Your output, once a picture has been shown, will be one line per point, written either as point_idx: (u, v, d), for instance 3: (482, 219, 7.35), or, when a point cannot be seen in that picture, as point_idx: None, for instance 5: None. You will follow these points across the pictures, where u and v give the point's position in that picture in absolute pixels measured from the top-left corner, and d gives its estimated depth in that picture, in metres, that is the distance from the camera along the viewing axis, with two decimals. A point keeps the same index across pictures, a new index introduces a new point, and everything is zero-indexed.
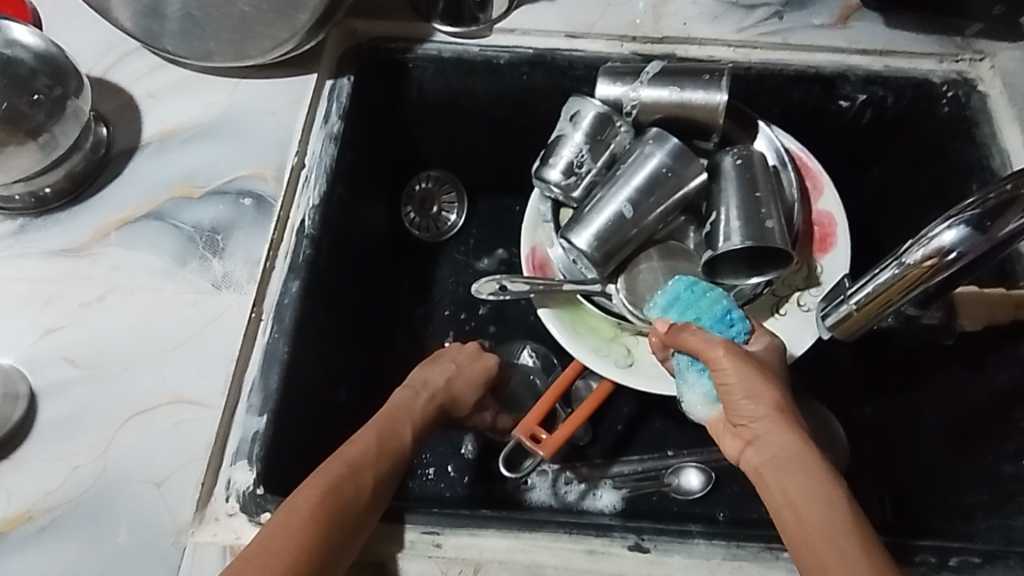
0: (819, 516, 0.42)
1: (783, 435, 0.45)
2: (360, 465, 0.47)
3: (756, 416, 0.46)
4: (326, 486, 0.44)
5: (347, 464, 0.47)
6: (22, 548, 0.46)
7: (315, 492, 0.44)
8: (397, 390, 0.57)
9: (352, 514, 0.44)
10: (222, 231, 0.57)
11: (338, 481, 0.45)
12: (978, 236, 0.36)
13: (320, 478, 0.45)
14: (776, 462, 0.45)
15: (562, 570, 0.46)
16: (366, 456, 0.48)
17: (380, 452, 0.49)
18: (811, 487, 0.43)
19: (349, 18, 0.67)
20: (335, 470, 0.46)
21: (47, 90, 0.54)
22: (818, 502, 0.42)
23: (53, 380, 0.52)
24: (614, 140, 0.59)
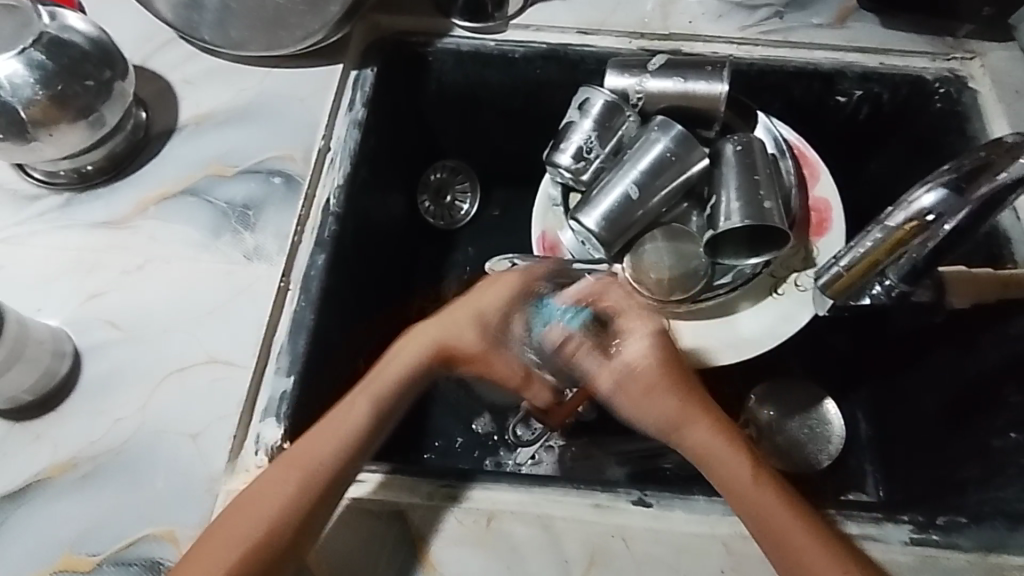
0: (763, 496, 0.47)
1: (698, 427, 0.50)
2: (287, 485, 0.45)
3: (674, 406, 0.51)
4: (258, 518, 0.44)
5: (280, 486, 0.45)
6: (67, 492, 0.50)
7: (243, 525, 0.44)
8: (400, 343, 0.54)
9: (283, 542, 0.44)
10: (253, 207, 0.61)
11: (265, 514, 0.44)
12: (952, 198, 0.44)
13: (254, 504, 0.45)
14: (709, 447, 0.49)
15: (571, 522, 0.49)
16: (297, 471, 0.46)
17: (316, 456, 0.47)
18: (745, 466, 0.48)
19: (373, 14, 0.71)
20: (262, 499, 0.45)
21: (97, 73, 0.57)
22: (756, 485, 0.47)
23: (95, 340, 0.55)
24: (623, 127, 0.63)
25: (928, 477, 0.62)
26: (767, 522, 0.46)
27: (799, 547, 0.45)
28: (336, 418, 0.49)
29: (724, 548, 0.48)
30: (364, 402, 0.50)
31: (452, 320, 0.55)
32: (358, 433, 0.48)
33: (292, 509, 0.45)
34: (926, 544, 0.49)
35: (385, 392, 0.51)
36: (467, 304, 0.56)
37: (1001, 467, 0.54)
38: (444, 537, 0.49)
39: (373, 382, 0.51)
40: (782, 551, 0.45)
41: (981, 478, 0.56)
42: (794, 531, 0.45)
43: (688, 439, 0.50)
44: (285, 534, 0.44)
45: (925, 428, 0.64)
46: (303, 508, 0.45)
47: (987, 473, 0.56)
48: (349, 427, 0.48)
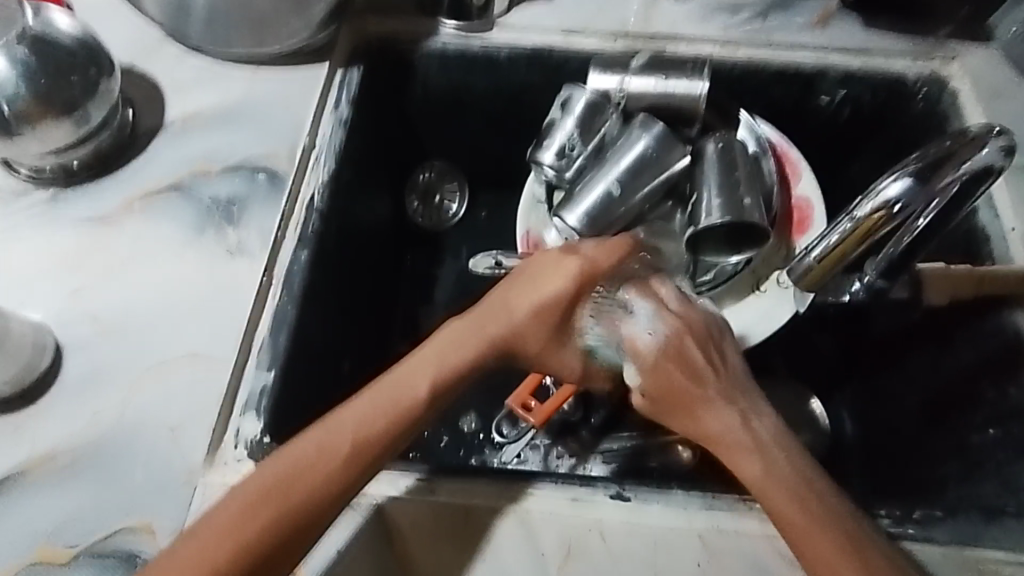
0: (783, 482, 0.46)
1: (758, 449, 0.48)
2: (317, 451, 0.44)
3: (686, 391, 0.50)
4: (268, 477, 0.43)
5: (305, 449, 0.44)
6: (46, 485, 0.50)
7: (256, 483, 0.43)
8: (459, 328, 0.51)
9: (290, 516, 0.42)
10: (237, 204, 0.61)
11: (283, 473, 0.43)
12: (918, 188, 0.45)
13: (263, 470, 0.43)
14: (727, 433, 0.48)
15: (548, 515, 0.49)
16: (334, 433, 0.45)
17: (362, 430, 0.45)
18: (759, 459, 0.47)
19: (360, 15, 0.71)
20: (270, 466, 0.44)
21: (83, 70, 0.58)
22: (776, 470, 0.46)
23: (78, 335, 0.56)
24: (605, 126, 0.64)
25: (910, 475, 0.62)
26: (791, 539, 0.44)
27: (818, 531, 0.43)
28: (385, 394, 0.47)
29: (701, 542, 0.48)
30: (422, 379, 0.48)
31: (518, 294, 0.53)
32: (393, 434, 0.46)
33: (317, 479, 0.44)
34: (903, 539, 0.49)
35: (431, 369, 0.49)
36: (506, 290, 0.53)
37: (979, 462, 0.55)
38: (421, 531, 0.49)
39: (439, 357, 0.49)
40: (800, 535, 0.44)
41: (961, 475, 0.56)
42: (810, 519, 0.44)
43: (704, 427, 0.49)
44: (302, 507, 0.43)
45: (907, 427, 0.64)
46: (331, 480, 0.44)
47: (965, 471, 0.56)
48: (408, 407, 0.47)
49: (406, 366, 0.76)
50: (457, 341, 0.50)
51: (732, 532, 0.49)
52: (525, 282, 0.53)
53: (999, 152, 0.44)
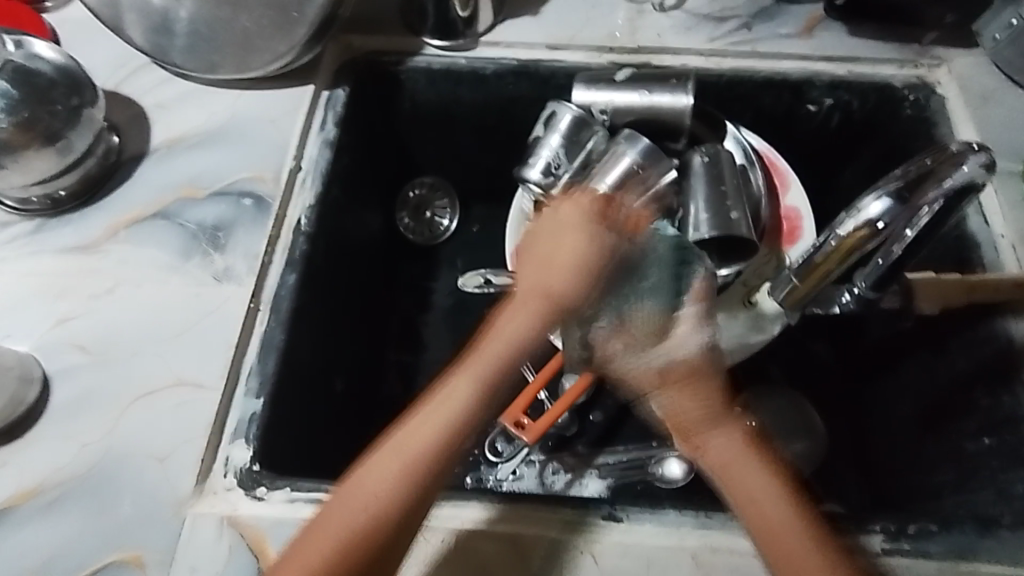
0: (776, 514, 0.44)
1: (751, 463, 0.46)
2: (393, 486, 0.42)
3: (689, 412, 0.48)
4: (339, 529, 0.41)
5: (375, 495, 0.42)
6: (34, 519, 0.50)
7: (327, 537, 0.41)
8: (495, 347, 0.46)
9: (371, 555, 0.41)
10: (223, 229, 0.61)
11: (358, 527, 0.41)
12: (899, 207, 0.46)
13: (329, 522, 0.42)
14: (723, 463, 0.46)
15: (539, 538, 0.49)
16: (405, 470, 0.42)
17: (388, 470, 0.42)
18: (754, 489, 0.45)
19: (345, 35, 0.71)
20: (342, 513, 0.42)
21: (65, 99, 0.58)
22: (772, 500, 0.44)
23: (64, 366, 0.55)
24: (592, 141, 0.63)
25: (907, 484, 0.61)
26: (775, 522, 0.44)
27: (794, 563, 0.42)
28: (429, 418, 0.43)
29: (694, 560, 0.48)
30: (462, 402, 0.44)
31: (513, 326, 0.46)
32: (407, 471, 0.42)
33: (393, 516, 0.42)
34: (897, 553, 0.48)
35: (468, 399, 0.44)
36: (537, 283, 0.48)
37: (974, 473, 0.55)
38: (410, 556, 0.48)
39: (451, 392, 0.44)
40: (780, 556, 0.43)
41: (957, 485, 0.56)
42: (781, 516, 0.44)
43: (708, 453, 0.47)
44: (391, 540, 0.42)
45: (904, 437, 0.63)
46: (413, 509, 0.42)
47: (961, 480, 0.55)
48: (468, 425, 0.44)
49: (399, 383, 0.75)
50: (478, 365, 0.44)
51: (725, 550, 0.48)
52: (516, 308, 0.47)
53: (980, 169, 0.44)
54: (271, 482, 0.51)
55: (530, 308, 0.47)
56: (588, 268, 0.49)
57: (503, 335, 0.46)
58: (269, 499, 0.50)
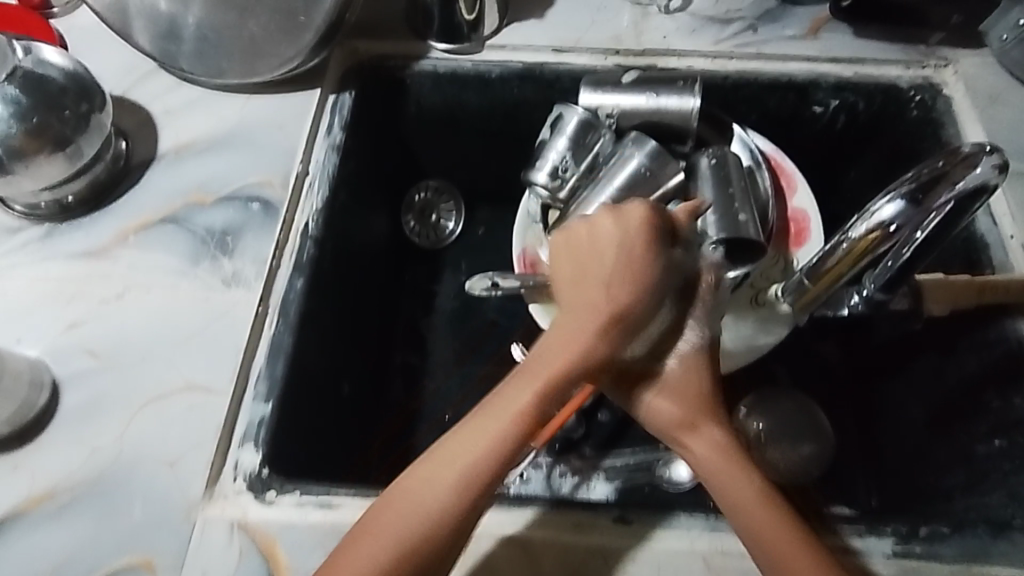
0: (752, 497, 0.45)
1: (742, 473, 0.46)
2: (448, 502, 0.43)
3: (686, 413, 0.47)
4: (398, 536, 0.42)
5: (441, 497, 0.43)
6: (45, 524, 0.50)
7: (385, 538, 0.42)
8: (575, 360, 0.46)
9: (434, 555, 0.42)
10: (231, 233, 0.61)
11: (417, 531, 0.42)
12: (911, 209, 0.45)
13: (375, 539, 0.42)
14: (709, 458, 0.46)
15: (549, 541, 0.49)
16: (466, 470, 0.43)
17: (443, 488, 0.43)
18: (739, 482, 0.45)
19: (351, 39, 0.72)
20: (391, 531, 0.42)
21: (75, 105, 0.58)
22: (761, 505, 0.45)
23: (74, 370, 0.56)
24: (598, 143, 0.63)
25: (916, 486, 0.61)
26: (765, 527, 0.44)
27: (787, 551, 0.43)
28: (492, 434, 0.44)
29: (705, 564, 0.48)
30: (521, 410, 0.45)
31: (573, 334, 0.47)
32: (464, 486, 0.43)
33: (445, 531, 0.43)
34: (909, 555, 0.48)
35: (519, 408, 0.45)
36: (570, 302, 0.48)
37: (985, 474, 0.55)
38: None
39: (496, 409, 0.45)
40: (781, 552, 0.43)
41: (968, 486, 0.55)
42: (780, 529, 0.44)
43: (695, 456, 0.47)
44: (454, 539, 0.43)
45: (913, 438, 0.63)
46: (474, 506, 0.43)
47: (972, 481, 0.55)
48: (527, 429, 0.45)
49: (405, 386, 0.75)
50: (536, 378, 0.46)
51: (735, 554, 0.48)
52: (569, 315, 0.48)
53: (994, 169, 0.44)
54: (280, 486, 0.51)
55: (602, 318, 0.47)
56: (639, 285, 0.47)
57: (566, 343, 0.46)
58: (279, 503, 0.50)
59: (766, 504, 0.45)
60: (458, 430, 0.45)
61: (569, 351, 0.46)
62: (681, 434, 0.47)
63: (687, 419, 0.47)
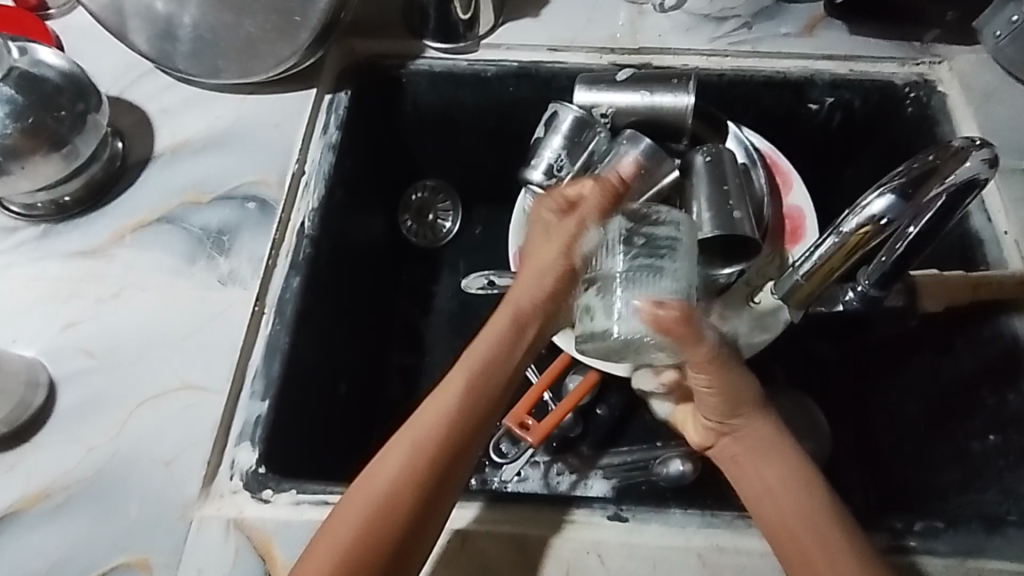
0: (798, 504, 0.45)
1: (777, 462, 0.47)
2: (403, 477, 0.43)
3: (730, 404, 0.47)
4: (382, 488, 0.43)
5: (423, 447, 0.44)
6: (42, 523, 0.50)
7: (370, 493, 0.43)
8: (489, 361, 0.47)
9: (391, 544, 0.42)
10: (227, 233, 0.61)
11: (398, 476, 0.43)
12: (903, 203, 0.45)
13: (353, 503, 0.43)
14: (749, 450, 0.48)
15: (546, 538, 0.49)
16: (413, 453, 0.44)
17: (399, 466, 0.43)
18: (778, 476, 0.46)
19: (347, 39, 0.72)
20: (378, 484, 0.43)
21: (70, 105, 0.58)
22: (795, 491, 0.46)
23: (70, 370, 0.56)
24: (593, 141, 0.63)
25: (912, 484, 0.61)
26: (790, 514, 0.45)
27: (815, 550, 0.43)
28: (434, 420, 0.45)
29: (700, 560, 0.48)
30: (476, 368, 0.47)
31: (506, 321, 0.48)
32: (426, 463, 0.44)
33: (409, 501, 0.43)
34: (903, 551, 0.48)
35: (477, 369, 0.47)
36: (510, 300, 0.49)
37: (980, 471, 0.55)
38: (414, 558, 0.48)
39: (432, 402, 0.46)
40: (797, 556, 0.44)
41: (964, 483, 0.56)
42: (802, 505, 0.45)
43: (737, 439, 0.48)
44: (446, 477, 0.44)
45: (909, 435, 0.63)
46: (432, 488, 0.43)
47: (968, 477, 0.55)
48: (487, 384, 0.46)
49: (403, 386, 0.75)
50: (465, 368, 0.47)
51: (731, 549, 0.48)
52: (520, 288, 0.50)
53: (984, 164, 0.44)
54: (277, 484, 0.51)
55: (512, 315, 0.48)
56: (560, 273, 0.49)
57: (504, 316, 0.49)
58: (275, 502, 0.50)
59: (808, 500, 0.45)
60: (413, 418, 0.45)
61: (500, 347, 0.48)
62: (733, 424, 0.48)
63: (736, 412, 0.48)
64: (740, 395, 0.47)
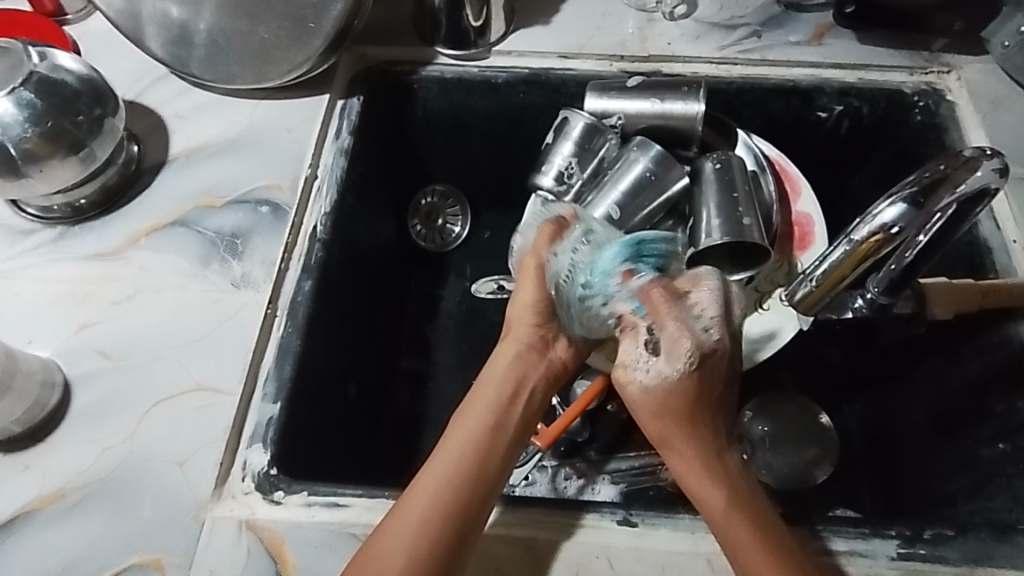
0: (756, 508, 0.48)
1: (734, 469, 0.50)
2: (421, 528, 0.46)
3: (659, 429, 0.51)
4: (408, 537, 0.45)
5: (429, 500, 0.47)
6: (56, 522, 0.51)
7: (404, 532, 0.46)
8: (489, 417, 0.52)
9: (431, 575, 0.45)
10: (241, 236, 0.62)
11: (427, 513, 0.46)
12: (913, 212, 0.45)
13: (412, 503, 0.47)
14: (688, 472, 0.50)
15: (556, 543, 0.49)
16: (428, 512, 0.46)
17: (434, 499, 0.47)
18: (711, 490, 0.49)
19: (359, 45, 0.73)
20: (405, 531, 0.46)
21: (88, 109, 0.59)
22: (754, 497, 0.49)
23: (85, 370, 0.56)
24: (604, 148, 0.64)
25: (920, 490, 0.61)
26: (752, 511, 0.48)
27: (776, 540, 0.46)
28: (438, 476, 0.48)
29: (709, 566, 0.48)
30: (478, 428, 0.51)
31: (503, 378, 0.54)
32: (439, 518, 0.46)
33: (427, 550, 0.45)
34: (913, 558, 0.48)
35: (480, 425, 0.51)
36: (501, 362, 0.55)
37: (990, 478, 0.55)
38: None
39: (438, 459, 0.50)
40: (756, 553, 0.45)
41: (974, 490, 0.55)
42: (761, 510, 0.48)
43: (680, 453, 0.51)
44: (479, 509, 0.48)
45: (918, 441, 0.63)
46: (447, 537, 0.46)
47: (977, 484, 0.55)
48: (489, 439, 0.51)
49: (412, 388, 0.76)
50: (466, 425, 0.51)
51: None
52: (505, 354, 0.56)
53: (994, 173, 0.44)
54: (288, 486, 0.51)
55: (506, 368, 0.54)
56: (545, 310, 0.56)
57: (501, 372, 0.54)
58: (287, 503, 0.51)
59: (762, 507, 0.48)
60: (432, 457, 0.50)
61: (501, 398, 0.53)
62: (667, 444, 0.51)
63: (666, 436, 0.52)
64: (682, 381, 0.50)
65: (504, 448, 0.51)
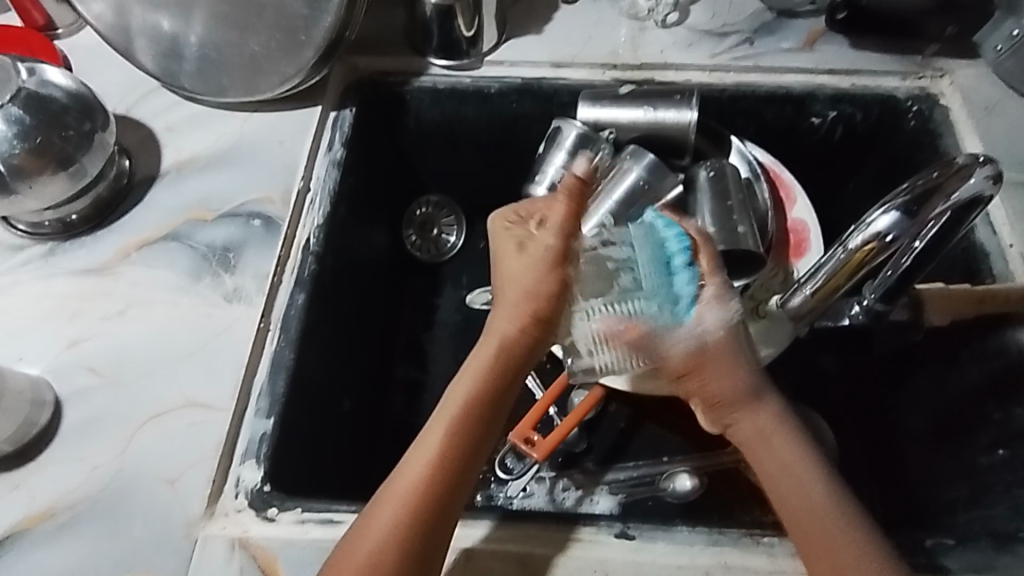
0: (805, 496, 0.47)
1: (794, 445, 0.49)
2: (381, 542, 0.44)
3: (738, 393, 0.50)
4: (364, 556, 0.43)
5: (388, 517, 0.44)
6: (45, 543, 0.50)
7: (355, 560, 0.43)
8: (460, 404, 0.48)
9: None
10: (233, 250, 0.62)
11: (401, 505, 0.45)
12: (907, 221, 0.46)
13: (377, 514, 0.45)
14: (751, 437, 0.50)
15: (553, 561, 0.49)
16: (390, 529, 0.44)
17: (398, 509, 0.45)
18: (771, 458, 0.49)
19: (352, 56, 0.72)
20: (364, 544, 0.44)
21: (77, 124, 0.59)
22: (808, 482, 0.47)
23: (76, 388, 0.56)
24: (596, 157, 0.63)
25: (921, 498, 0.60)
26: (810, 516, 0.46)
27: (842, 553, 0.44)
28: (408, 482, 0.45)
29: None
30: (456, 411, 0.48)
31: (493, 349, 0.50)
32: (403, 528, 0.44)
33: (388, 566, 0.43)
34: (915, 568, 0.47)
35: (459, 406, 0.48)
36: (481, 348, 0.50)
37: (989, 486, 0.54)
38: None
39: (410, 460, 0.47)
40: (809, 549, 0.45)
41: (973, 498, 0.55)
42: (828, 509, 0.46)
43: (740, 426, 0.50)
44: (442, 508, 0.45)
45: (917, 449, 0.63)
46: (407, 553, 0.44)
47: (977, 492, 0.55)
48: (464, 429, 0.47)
49: (408, 401, 0.75)
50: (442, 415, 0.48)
51: (739, 568, 0.48)
52: (492, 335, 0.51)
53: (988, 180, 0.44)
54: (281, 503, 0.51)
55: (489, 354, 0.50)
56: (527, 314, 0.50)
57: (488, 349, 0.50)
58: (280, 520, 0.50)
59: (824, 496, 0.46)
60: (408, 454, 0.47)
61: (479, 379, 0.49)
62: (729, 415, 0.51)
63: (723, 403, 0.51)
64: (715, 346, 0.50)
65: (485, 426, 0.49)
